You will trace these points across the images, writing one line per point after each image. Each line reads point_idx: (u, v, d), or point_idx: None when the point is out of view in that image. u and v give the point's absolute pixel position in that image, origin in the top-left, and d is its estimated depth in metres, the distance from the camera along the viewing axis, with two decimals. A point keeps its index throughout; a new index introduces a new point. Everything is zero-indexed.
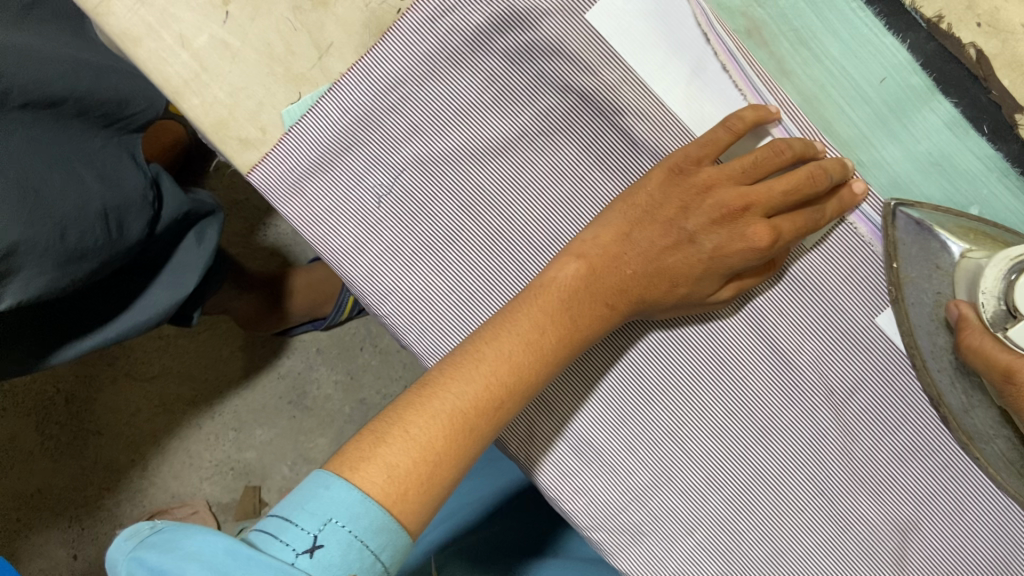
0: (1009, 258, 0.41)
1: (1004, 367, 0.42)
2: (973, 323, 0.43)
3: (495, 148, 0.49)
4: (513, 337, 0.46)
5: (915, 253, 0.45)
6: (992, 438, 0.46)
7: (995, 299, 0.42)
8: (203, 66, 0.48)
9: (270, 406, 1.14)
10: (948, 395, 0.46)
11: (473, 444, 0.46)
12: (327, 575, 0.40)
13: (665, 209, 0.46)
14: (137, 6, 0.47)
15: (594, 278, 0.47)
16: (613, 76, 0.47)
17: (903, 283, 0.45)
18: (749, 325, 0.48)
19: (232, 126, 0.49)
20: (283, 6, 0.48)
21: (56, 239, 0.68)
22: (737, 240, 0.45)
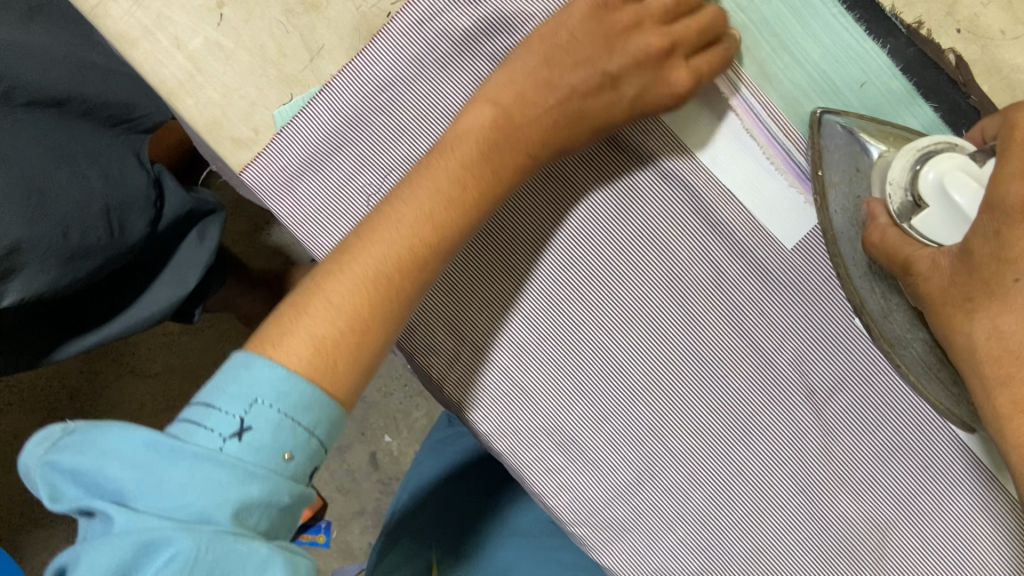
0: (915, 151, 0.43)
1: (904, 259, 0.42)
2: (884, 218, 0.44)
3: None
4: (431, 188, 0.47)
5: (836, 158, 0.46)
6: (911, 342, 0.46)
7: (901, 191, 0.43)
8: (198, 68, 0.49)
9: None
10: (869, 301, 0.46)
11: (406, 291, 0.47)
12: (258, 456, 0.41)
13: (578, 51, 0.47)
14: (134, 8, 0.49)
15: (511, 128, 0.47)
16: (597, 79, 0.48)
17: (826, 189, 0.46)
18: (732, 325, 0.49)
19: (225, 126, 0.50)
20: (276, 9, 0.49)
21: (58, 238, 0.69)
22: (657, 86, 0.46)
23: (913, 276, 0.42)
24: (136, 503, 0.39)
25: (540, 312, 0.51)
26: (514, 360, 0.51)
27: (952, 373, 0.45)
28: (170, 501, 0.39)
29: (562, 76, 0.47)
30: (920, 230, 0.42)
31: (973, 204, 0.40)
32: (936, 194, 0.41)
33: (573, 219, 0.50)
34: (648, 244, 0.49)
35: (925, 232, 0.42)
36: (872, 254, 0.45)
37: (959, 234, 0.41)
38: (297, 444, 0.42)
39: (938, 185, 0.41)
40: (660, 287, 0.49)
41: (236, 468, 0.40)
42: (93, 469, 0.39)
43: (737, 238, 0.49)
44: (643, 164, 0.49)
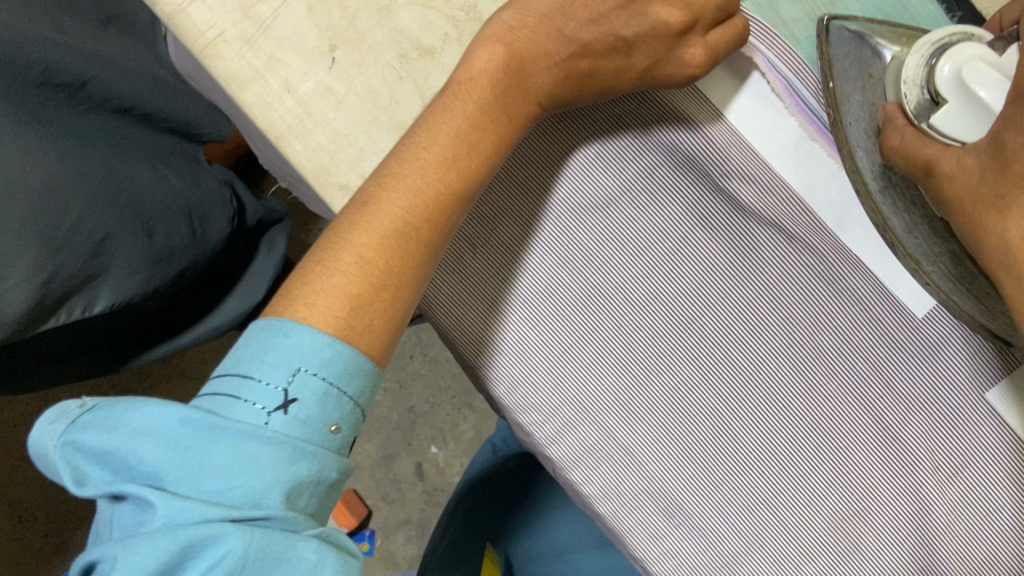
0: (930, 44, 0.42)
1: (924, 160, 0.40)
2: (901, 121, 0.42)
3: (598, 203, 0.48)
4: (449, 135, 0.43)
5: (847, 67, 0.45)
6: (936, 258, 0.43)
7: (918, 89, 0.42)
8: (308, 112, 0.48)
9: None
10: (892, 217, 0.44)
11: (432, 243, 0.43)
12: (307, 429, 0.37)
13: (600, 7, 0.44)
14: (245, 50, 0.47)
15: (522, 73, 0.44)
16: (722, 136, 0.46)
17: (838, 100, 0.44)
18: (853, 395, 0.47)
19: (333, 172, 0.48)
20: (390, 54, 0.47)
21: (144, 237, 0.71)
22: (672, 64, 0.43)
23: (935, 177, 0.40)
24: (177, 489, 0.34)
25: (651, 373, 0.49)
26: (621, 422, 0.49)
27: (982, 287, 0.42)
28: (215, 485, 0.34)
29: (575, 27, 0.44)
30: (939, 128, 0.40)
31: (997, 95, 0.38)
32: (954, 86, 0.40)
33: (688, 279, 0.48)
34: (769, 307, 0.47)
35: (943, 129, 0.40)
36: (891, 160, 0.43)
37: (983, 128, 0.39)
38: (343, 416, 0.38)
39: (958, 76, 0.39)
40: (780, 353, 0.48)
41: (284, 443, 0.36)
42: (125, 449, 0.34)
43: (863, 304, 0.47)
44: (767, 227, 0.47)
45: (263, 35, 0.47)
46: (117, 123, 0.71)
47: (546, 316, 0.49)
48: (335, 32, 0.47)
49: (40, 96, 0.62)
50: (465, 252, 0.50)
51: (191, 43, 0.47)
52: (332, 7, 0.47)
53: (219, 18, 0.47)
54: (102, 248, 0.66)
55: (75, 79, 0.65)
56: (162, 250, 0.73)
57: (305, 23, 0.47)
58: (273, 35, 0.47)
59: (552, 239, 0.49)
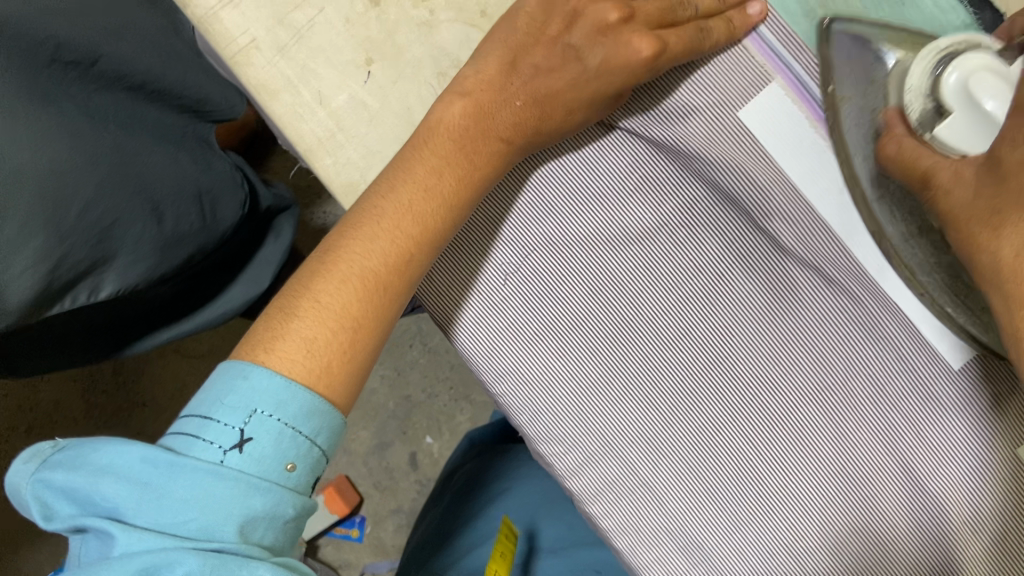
0: (937, 52, 0.40)
1: (922, 172, 0.38)
2: (901, 130, 0.40)
3: (633, 237, 0.47)
4: (409, 184, 0.43)
5: (849, 71, 0.42)
6: (932, 270, 0.42)
7: (921, 98, 0.40)
8: (339, 126, 0.46)
9: None
10: (887, 225, 0.42)
11: (394, 290, 0.42)
12: (263, 467, 0.36)
13: (549, 28, 0.42)
14: (278, 58, 0.46)
15: (483, 117, 0.43)
16: (766, 178, 0.44)
17: (836, 103, 0.42)
18: (882, 442, 0.46)
19: (363, 190, 0.47)
20: (428, 71, 0.46)
21: (154, 223, 0.69)
22: (619, 53, 0.40)
23: (932, 189, 0.37)
24: (138, 522, 0.34)
25: (679, 412, 0.48)
26: (644, 459, 0.49)
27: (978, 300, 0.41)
28: (170, 518, 0.34)
29: (530, 57, 0.42)
30: (942, 139, 0.38)
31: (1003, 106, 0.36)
32: (959, 96, 0.38)
33: (724, 318, 0.47)
34: (803, 350, 0.46)
35: (946, 140, 0.38)
36: (889, 169, 0.40)
37: (988, 139, 0.37)
38: (300, 454, 0.37)
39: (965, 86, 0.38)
40: (810, 398, 0.47)
41: (238, 480, 0.35)
42: (88, 487, 0.34)
43: (902, 354, 0.45)
44: (807, 272, 0.46)
45: (296, 44, 0.46)
46: (130, 100, 0.67)
47: (574, 346, 0.48)
48: (371, 45, 0.46)
49: (51, 75, 0.59)
50: (494, 279, 0.48)
51: (222, 49, 0.46)
52: (370, 19, 0.45)
53: (252, 25, 0.45)
54: (110, 234, 0.64)
55: (86, 56, 0.62)
56: (171, 235, 0.72)
57: (341, 34, 0.46)
58: (308, 45, 0.46)
59: (585, 270, 0.47)
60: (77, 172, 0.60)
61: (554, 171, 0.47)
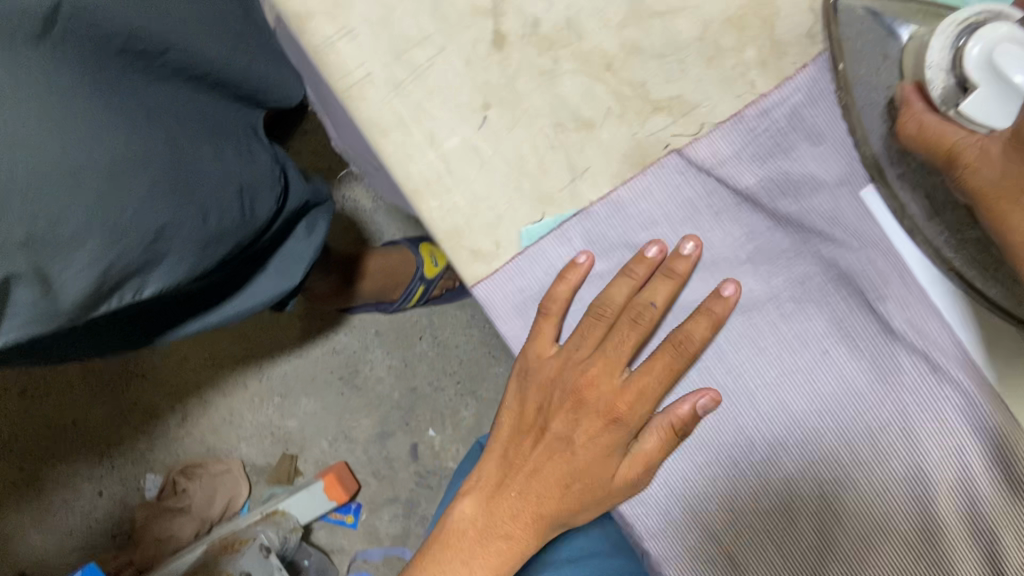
0: (954, 24, 0.37)
1: (949, 150, 0.38)
2: (919, 105, 0.39)
3: (743, 306, 0.47)
4: (508, 513, 0.52)
5: (862, 54, 0.41)
6: (960, 245, 0.42)
7: (944, 73, 0.38)
8: (449, 169, 0.45)
9: (319, 379, 1.29)
10: (912, 203, 0.42)
11: (518, 552, 0.52)
12: None
13: (581, 350, 0.50)
14: (392, 95, 0.44)
15: (545, 437, 0.52)
16: (881, 262, 0.44)
17: (849, 83, 0.41)
18: (973, 537, 0.45)
19: (466, 236, 0.45)
20: (546, 121, 0.44)
21: (200, 223, 0.62)
22: (633, 351, 0.49)
23: (961, 168, 0.37)
24: None
25: (769, 486, 0.48)
26: (728, 530, 0.49)
27: (1007, 270, 0.42)
28: None
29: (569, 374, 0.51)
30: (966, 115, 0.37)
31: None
32: (982, 70, 0.36)
33: (823, 394, 0.46)
34: (900, 436, 0.45)
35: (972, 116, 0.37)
36: (908, 148, 0.40)
37: (1012, 112, 0.36)
38: None
39: (987, 60, 0.36)
40: (905, 486, 0.45)
41: None
42: None
43: (1005, 450, 0.43)
44: (916, 359, 0.44)
45: (413, 83, 0.44)
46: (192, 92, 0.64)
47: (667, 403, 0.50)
48: (490, 90, 0.44)
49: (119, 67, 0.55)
50: None
51: (336, 82, 0.44)
52: (492, 63, 0.44)
53: (369, 59, 0.43)
54: (159, 239, 0.57)
55: (154, 47, 0.58)
56: (213, 235, 0.64)
57: (460, 76, 0.44)
58: (424, 84, 0.44)
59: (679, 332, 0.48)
60: (145, 181, 0.54)
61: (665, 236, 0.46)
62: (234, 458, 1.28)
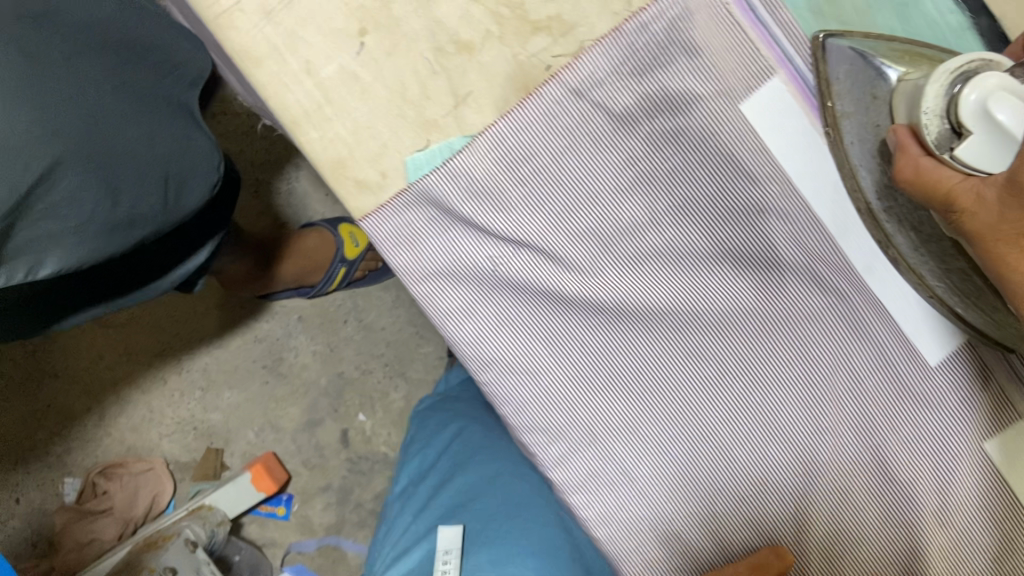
0: (949, 73, 0.38)
1: (945, 193, 0.37)
2: (917, 151, 0.39)
3: (624, 233, 0.46)
4: None
5: (851, 87, 0.43)
6: (945, 273, 0.44)
7: (938, 119, 0.38)
8: (327, 98, 0.44)
9: (240, 369, 1.13)
10: (896, 235, 0.44)
11: None
12: None
13: None
14: (263, 23, 0.43)
15: None
16: (761, 170, 0.45)
17: (839, 121, 0.43)
18: (856, 437, 0.48)
19: (350, 167, 0.45)
20: (425, 45, 0.44)
21: (105, 202, 0.51)
22: None
23: (954, 213, 0.37)
24: None
25: (668, 404, 0.48)
26: (633, 452, 0.48)
27: (989, 301, 0.42)
28: None
29: None
30: (955, 158, 0.37)
31: (1020, 122, 0.36)
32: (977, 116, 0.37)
33: (712, 312, 0.47)
34: (786, 343, 0.47)
35: (968, 162, 0.37)
36: (906, 193, 0.40)
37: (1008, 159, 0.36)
38: None
39: (981, 109, 0.37)
40: (792, 391, 0.48)
41: None
42: None
43: (882, 349, 0.47)
44: (799, 269, 0.46)
45: (285, 9, 0.42)
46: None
47: (564, 340, 0.47)
48: (366, 15, 0.43)
49: None
50: (484, 266, 0.46)
51: (203, 9, 0.42)
52: None
53: None
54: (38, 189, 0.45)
55: None
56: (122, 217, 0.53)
57: (333, 1, 0.43)
58: (297, 10, 0.43)
59: (572, 261, 0.46)
60: (51, 160, 0.45)
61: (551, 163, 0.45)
62: (153, 460, 1.17)
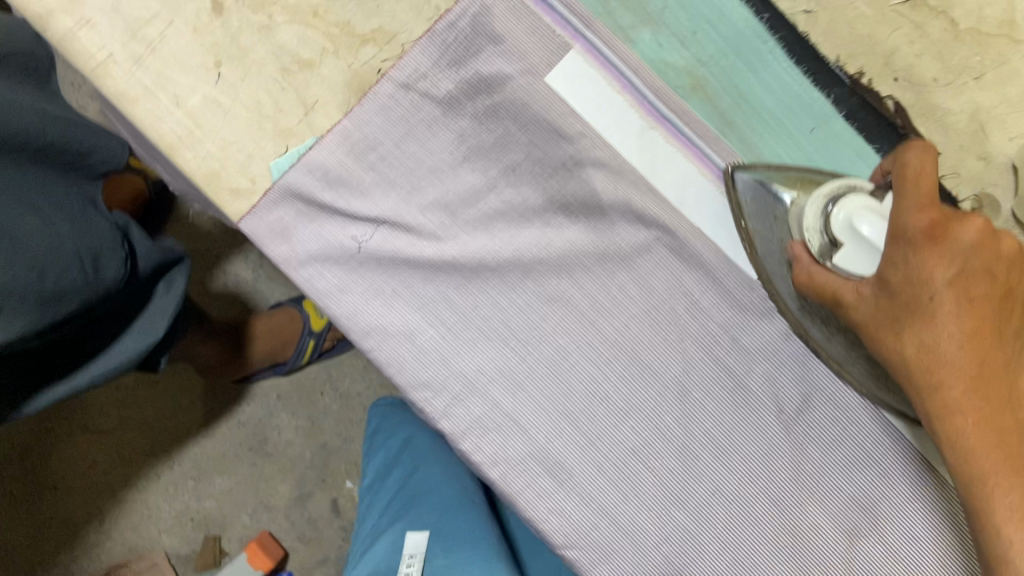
0: (823, 196, 0.47)
1: (831, 295, 0.46)
2: (807, 260, 0.48)
3: (467, 199, 0.53)
4: None
5: (758, 209, 0.51)
6: (854, 362, 0.50)
7: (818, 234, 0.48)
8: (196, 123, 0.52)
9: (229, 455, 1.17)
10: (812, 330, 0.50)
11: None
12: None
13: None
14: (134, 69, 0.51)
15: None
16: (573, 129, 0.52)
17: (752, 236, 0.51)
18: (704, 351, 0.53)
19: (223, 177, 0.52)
20: (272, 68, 0.52)
21: (34, 279, 0.67)
22: None
23: (843, 307, 0.45)
24: None
25: (533, 346, 0.54)
26: (510, 397, 0.54)
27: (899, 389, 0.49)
28: None
29: None
30: (842, 268, 0.45)
31: (879, 233, 0.43)
32: (846, 232, 0.45)
33: (555, 258, 0.53)
34: (625, 275, 0.53)
35: (845, 267, 0.45)
36: (804, 293, 0.48)
37: (870, 265, 0.44)
38: None
39: (848, 223, 0.45)
40: (641, 320, 0.53)
41: None
42: None
43: (709, 270, 0.53)
44: (620, 208, 0.53)
45: (150, 55, 0.51)
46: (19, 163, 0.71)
47: (430, 301, 0.54)
48: (219, 50, 0.52)
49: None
50: (349, 246, 0.53)
51: (83, 65, 0.51)
52: (216, 26, 0.51)
53: (109, 41, 0.51)
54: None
55: None
56: (52, 292, 0.70)
57: (191, 43, 0.51)
58: (161, 54, 0.51)
59: (425, 230, 0.53)
60: None
61: (395, 150, 0.53)
62: (158, 551, 1.15)
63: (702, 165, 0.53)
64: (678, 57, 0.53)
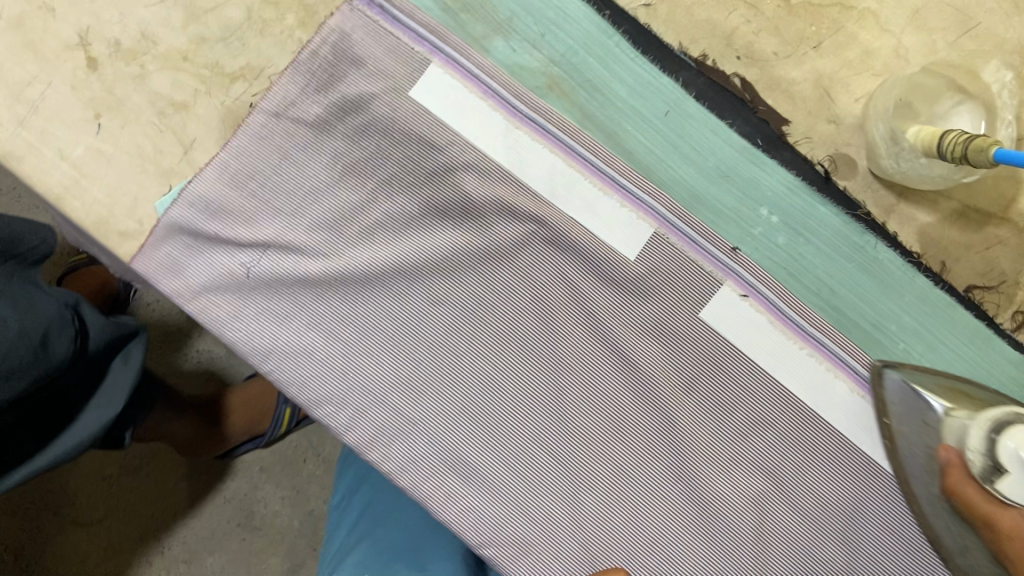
0: (987, 423, 0.45)
1: (1009, 527, 0.45)
2: (972, 488, 0.47)
3: (347, 216, 0.55)
4: None
5: (906, 410, 0.51)
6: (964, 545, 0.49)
7: (981, 456, 0.46)
8: (81, 173, 0.54)
9: (220, 531, 0.98)
10: (914, 478, 0.51)
11: None
12: None
13: None
14: (19, 130, 0.54)
15: None
16: (441, 138, 0.55)
17: (894, 436, 0.51)
18: (592, 336, 0.55)
19: (112, 222, 0.55)
20: (149, 113, 0.55)
21: None
22: None
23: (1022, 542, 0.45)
24: None
25: (426, 350, 0.55)
26: (410, 402, 0.55)
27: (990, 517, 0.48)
28: None
29: None
30: (1001, 491, 0.44)
31: None
32: (1014, 463, 0.43)
33: (438, 262, 0.55)
34: (506, 271, 0.55)
35: (1006, 492, 0.44)
36: (955, 497, 0.48)
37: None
38: None
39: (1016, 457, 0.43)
40: (527, 312, 0.55)
41: None
42: None
43: (585, 255, 0.55)
44: (493, 205, 0.55)
45: (33, 115, 0.54)
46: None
47: (321, 317, 0.55)
48: (98, 102, 0.55)
49: None
50: (238, 272, 0.55)
51: None
52: (92, 81, 0.55)
53: None
54: None
55: None
56: None
57: (70, 99, 0.55)
58: (43, 112, 0.54)
59: (308, 248, 0.55)
60: None
61: (274, 177, 0.55)
62: None
63: (567, 157, 0.55)
64: (532, 59, 0.55)
